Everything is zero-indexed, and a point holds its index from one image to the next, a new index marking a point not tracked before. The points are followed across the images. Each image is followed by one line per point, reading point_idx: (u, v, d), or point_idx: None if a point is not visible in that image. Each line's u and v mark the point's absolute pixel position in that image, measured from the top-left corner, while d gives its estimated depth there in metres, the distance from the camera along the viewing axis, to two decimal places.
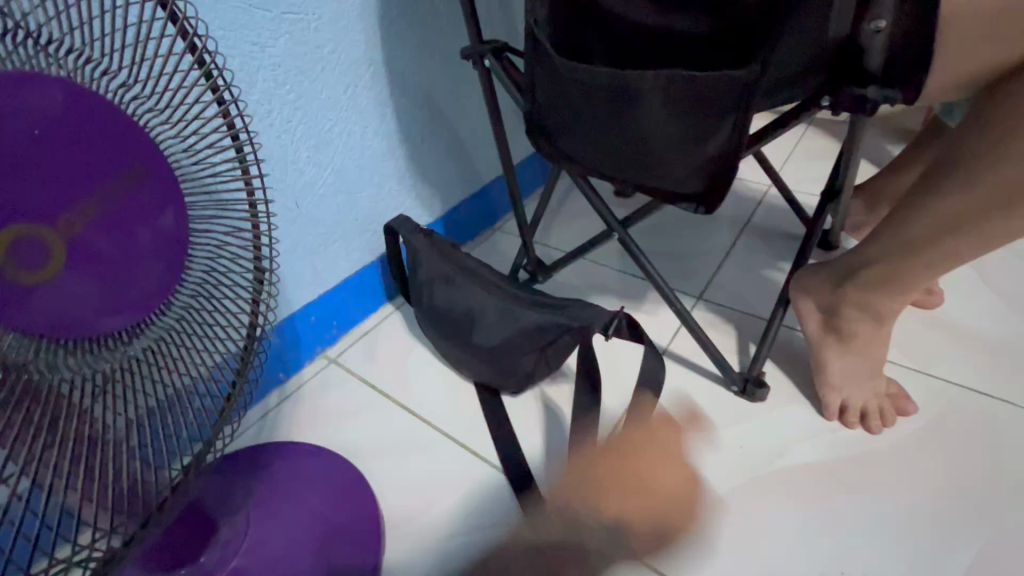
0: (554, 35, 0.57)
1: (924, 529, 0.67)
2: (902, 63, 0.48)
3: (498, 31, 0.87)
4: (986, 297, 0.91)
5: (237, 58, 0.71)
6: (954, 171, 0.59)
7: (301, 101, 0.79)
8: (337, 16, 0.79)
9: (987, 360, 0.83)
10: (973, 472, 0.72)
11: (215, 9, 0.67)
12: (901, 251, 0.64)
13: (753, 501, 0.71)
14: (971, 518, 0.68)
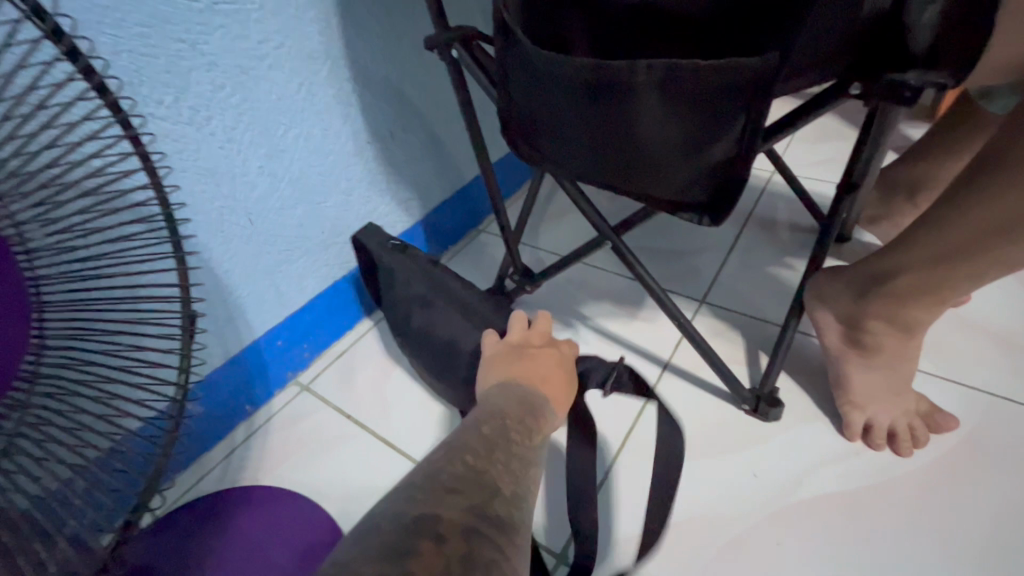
0: (529, 19, 0.47)
1: (963, 568, 0.60)
2: (951, 41, 0.40)
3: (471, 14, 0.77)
4: (1020, 294, 0.83)
5: (163, 59, 0.61)
6: (1008, 165, 0.50)
7: (246, 105, 0.69)
8: (283, 3, 0.69)
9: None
10: (1015, 498, 0.64)
11: (128, 1, 0.57)
12: (942, 257, 0.56)
13: (771, 540, 0.64)
14: (1016, 554, 0.60)
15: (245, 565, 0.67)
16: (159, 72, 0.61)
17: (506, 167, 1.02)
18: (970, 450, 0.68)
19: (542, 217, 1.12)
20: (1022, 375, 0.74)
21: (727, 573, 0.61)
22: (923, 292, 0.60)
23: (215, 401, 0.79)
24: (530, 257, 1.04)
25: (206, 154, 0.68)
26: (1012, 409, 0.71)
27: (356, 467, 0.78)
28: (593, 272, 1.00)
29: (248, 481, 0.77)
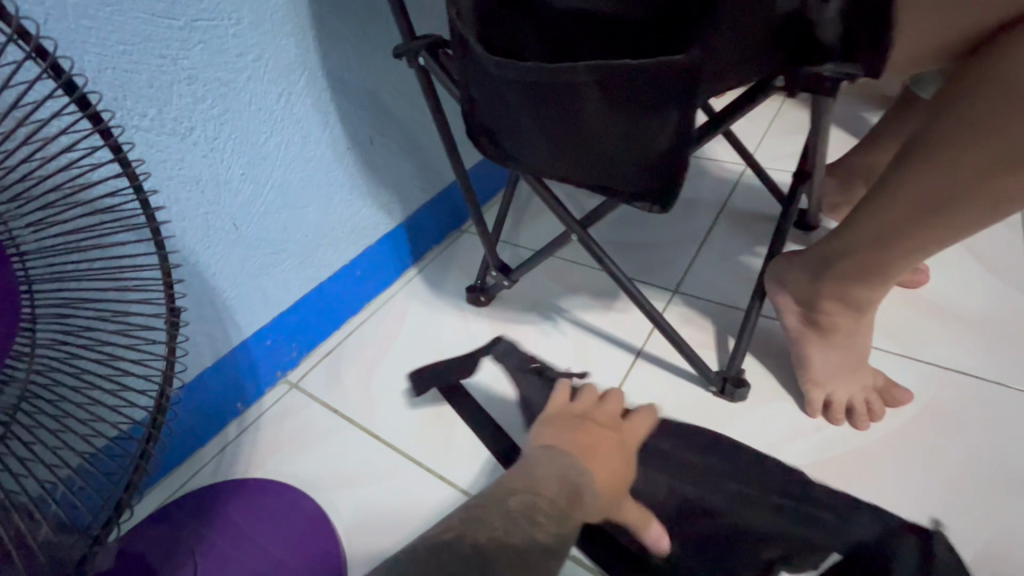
0: (480, 28, 0.51)
1: (918, 532, 0.62)
2: (859, 33, 0.43)
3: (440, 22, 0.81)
4: (975, 271, 0.86)
5: (146, 74, 0.65)
6: (930, 150, 0.53)
7: (227, 115, 0.73)
8: (260, 19, 0.73)
9: (977, 339, 0.78)
10: (966, 464, 0.67)
11: (110, 20, 0.61)
12: (878, 238, 0.60)
13: None
14: (965, 516, 0.63)
15: (235, 552, 0.71)
16: (142, 86, 0.65)
17: (482, 168, 1.06)
18: (925, 423, 0.71)
19: (521, 215, 1.16)
20: (977, 350, 0.76)
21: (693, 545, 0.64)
22: (872, 272, 0.63)
23: (206, 400, 0.82)
24: (509, 254, 1.08)
25: (190, 162, 0.72)
26: (964, 381, 0.74)
27: (343, 457, 0.81)
28: (570, 266, 1.03)
29: (239, 475, 0.81)
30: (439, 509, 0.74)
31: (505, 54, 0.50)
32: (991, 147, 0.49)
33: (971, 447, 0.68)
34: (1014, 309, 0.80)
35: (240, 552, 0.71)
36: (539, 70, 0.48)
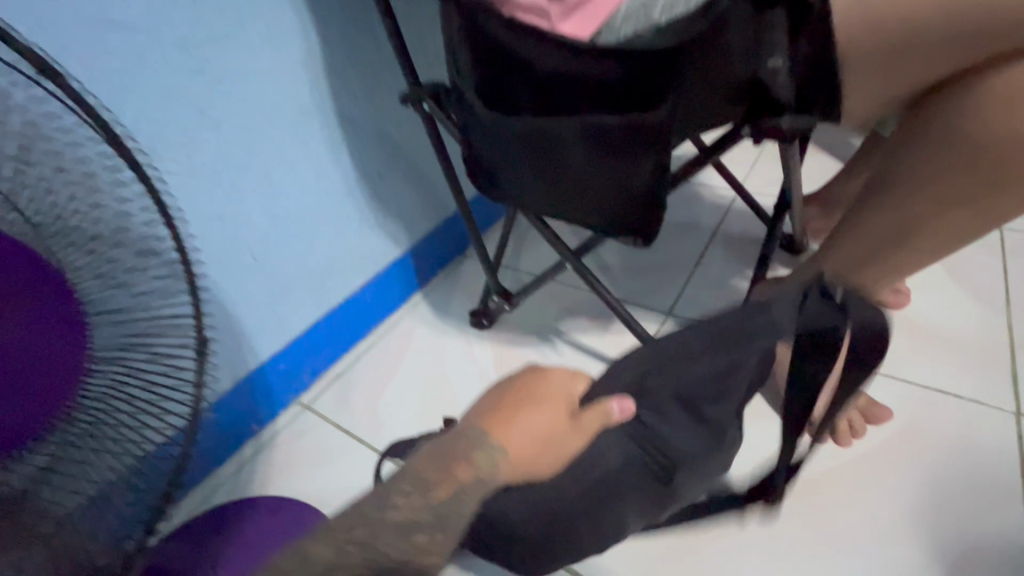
0: (476, 84, 0.57)
1: (898, 545, 0.66)
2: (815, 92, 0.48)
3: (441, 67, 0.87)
4: (953, 292, 0.90)
5: (175, 123, 0.71)
6: (889, 188, 0.59)
7: (246, 158, 0.79)
8: (278, 70, 0.79)
9: (955, 358, 0.81)
10: (944, 479, 0.70)
11: (146, 77, 0.68)
12: (850, 267, 0.64)
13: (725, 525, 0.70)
14: (942, 528, 0.67)
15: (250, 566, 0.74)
16: (172, 134, 0.72)
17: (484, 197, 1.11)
18: (905, 441, 0.74)
19: (521, 241, 1.21)
20: (955, 369, 0.80)
21: (685, 558, 0.68)
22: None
23: (224, 422, 0.87)
24: (510, 279, 1.13)
25: (215, 201, 0.78)
26: (942, 399, 0.78)
27: (354, 476, 0.85)
28: (568, 289, 1.08)
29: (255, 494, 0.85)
30: None
31: (499, 107, 0.56)
32: (940, 183, 0.55)
33: (948, 462, 0.72)
34: (990, 329, 0.84)
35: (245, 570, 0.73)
36: (528, 123, 0.54)
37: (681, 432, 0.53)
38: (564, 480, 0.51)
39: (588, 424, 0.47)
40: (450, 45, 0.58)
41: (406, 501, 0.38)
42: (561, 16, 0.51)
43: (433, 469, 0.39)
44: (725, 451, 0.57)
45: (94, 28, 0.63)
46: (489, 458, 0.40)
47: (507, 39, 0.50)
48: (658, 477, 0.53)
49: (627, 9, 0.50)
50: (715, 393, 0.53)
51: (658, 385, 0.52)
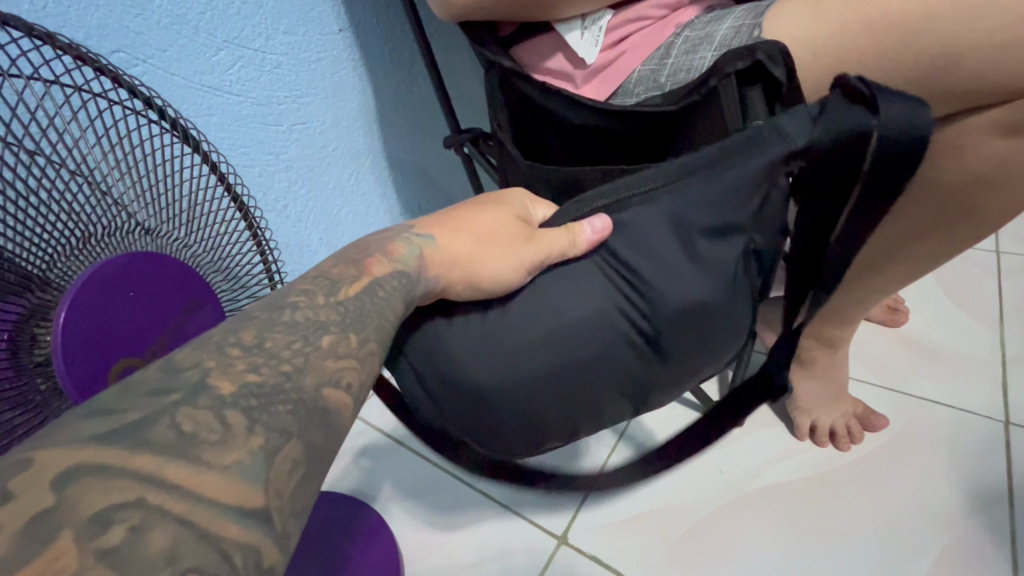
0: (518, 133, 0.66)
1: (893, 539, 0.71)
2: None
3: (464, 100, 0.97)
4: (948, 309, 0.95)
5: (258, 168, 0.79)
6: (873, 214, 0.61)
7: (312, 194, 0.88)
8: (340, 117, 0.86)
9: (949, 372, 0.86)
10: (939, 481, 0.75)
11: (233, 131, 0.74)
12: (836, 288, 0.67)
13: (730, 518, 0.76)
14: (932, 522, 0.72)
15: None
16: (255, 177, 0.80)
17: None
18: (903, 445, 0.79)
19: None
20: (948, 381, 0.85)
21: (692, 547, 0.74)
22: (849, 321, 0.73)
23: None
24: None
25: (282, 232, 0.88)
26: (937, 409, 0.83)
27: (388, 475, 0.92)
28: None
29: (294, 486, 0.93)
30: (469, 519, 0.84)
31: (537, 154, 0.65)
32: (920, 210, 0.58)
33: (941, 459, 0.77)
34: (982, 346, 0.89)
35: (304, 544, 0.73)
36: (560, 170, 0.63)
37: (660, 264, 0.45)
38: (544, 328, 0.44)
39: (541, 238, 0.44)
40: (492, 104, 0.66)
41: (318, 316, 0.32)
42: (582, 80, 0.61)
43: (345, 277, 0.36)
44: (723, 316, 0.48)
45: (192, 89, 0.69)
46: (410, 248, 0.40)
47: (542, 101, 0.59)
48: (641, 350, 0.47)
49: (639, 74, 0.59)
50: (729, 225, 0.45)
51: (649, 214, 0.45)
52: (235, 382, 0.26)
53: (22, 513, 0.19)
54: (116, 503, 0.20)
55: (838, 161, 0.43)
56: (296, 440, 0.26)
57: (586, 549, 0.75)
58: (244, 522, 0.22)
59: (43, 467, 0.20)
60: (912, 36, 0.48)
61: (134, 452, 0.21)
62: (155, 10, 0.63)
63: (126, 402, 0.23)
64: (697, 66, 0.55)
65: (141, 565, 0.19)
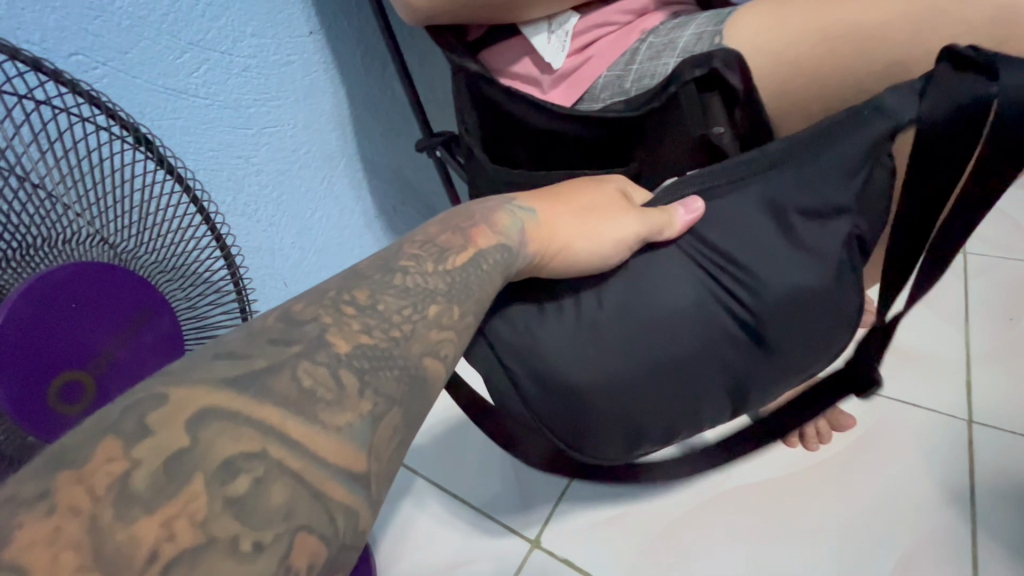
0: (484, 139, 0.66)
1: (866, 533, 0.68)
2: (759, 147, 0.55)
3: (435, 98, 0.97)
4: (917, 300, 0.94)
5: (225, 172, 0.78)
6: None
7: (282, 199, 0.87)
8: (312, 120, 0.85)
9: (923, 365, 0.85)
10: (916, 474, 0.73)
11: (199, 135, 0.73)
12: None
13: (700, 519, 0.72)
14: (908, 510, 0.70)
15: None
16: (222, 182, 0.78)
17: None
18: (869, 444, 0.76)
19: None
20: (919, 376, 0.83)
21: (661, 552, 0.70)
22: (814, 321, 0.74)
23: None
24: None
25: (253, 236, 0.86)
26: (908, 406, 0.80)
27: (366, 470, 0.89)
28: None
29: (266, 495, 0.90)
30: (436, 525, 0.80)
31: (503, 159, 0.65)
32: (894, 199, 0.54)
33: (908, 452, 0.75)
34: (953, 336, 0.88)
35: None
36: (525, 175, 0.64)
37: (765, 255, 0.44)
38: (636, 316, 0.43)
39: (642, 215, 0.44)
40: (460, 107, 0.66)
41: (427, 285, 0.34)
42: (549, 85, 0.62)
43: (453, 247, 0.37)
44: (822, 306, 0.45)
45: (155, 92, 0.67)
46: (512, 220, 0.41)
47: (510, 107, 0.59)
48: (738, 341, 0.45)
49: (605, 79, 0.59)
50: (831, 206, 0.44)
51: (743, 198, 0.45)
52: (351, 342, 0.30)
53: (161, 451, 0.23)
54: (243, 453, 0.24)
55: (950, 127, 0.42)
56: (396, 409, 0.30)
57: (557, 553, 0.71)
58: (350, 489, 0.26)
59: (177, 408, 0.24)
60: (863, 50, 0.49)
61: (259, 401, 0.26)
62: (115, 12, 0.62)
63: (254, 348, 0.28)
64: (661, 71, 0.55)
65: (260, 514, 0.23)
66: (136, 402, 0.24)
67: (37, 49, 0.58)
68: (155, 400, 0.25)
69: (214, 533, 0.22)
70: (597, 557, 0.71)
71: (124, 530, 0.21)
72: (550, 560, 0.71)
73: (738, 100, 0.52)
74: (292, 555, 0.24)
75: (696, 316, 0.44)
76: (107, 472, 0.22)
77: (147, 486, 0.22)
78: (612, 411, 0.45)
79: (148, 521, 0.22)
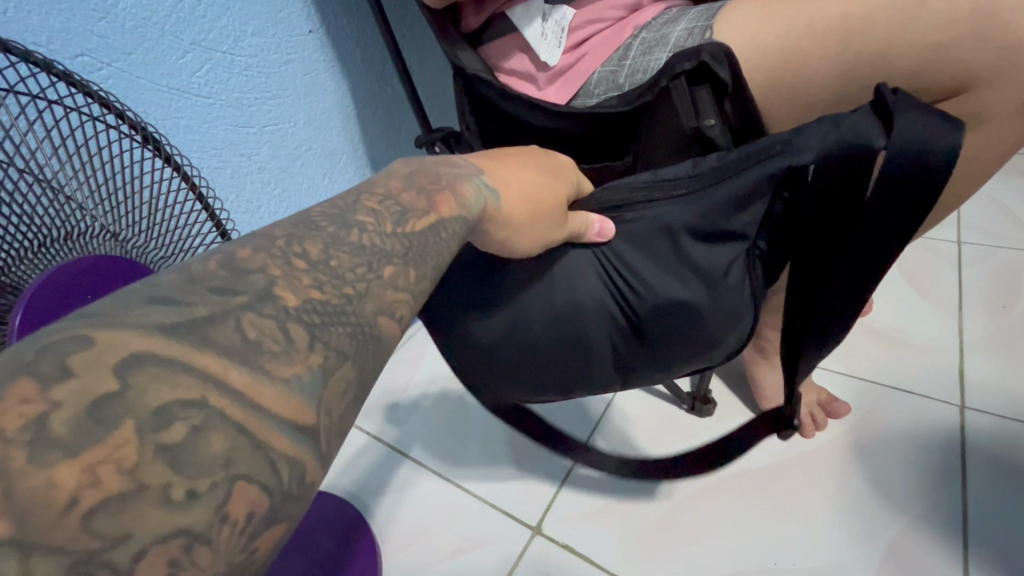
0: (482, 136, 0.67)
1: (868, 514, 0.69)
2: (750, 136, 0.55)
3: (433, 88, 0.97)
4: (902, 292, 0.95)
5: (229, 168, 0.79)
6: None
7: (286, 195, 0.88)
8: (312, 119, 0.87)
9: (912, 354, 0.85)
10: (917, 459, 0.73)
11: (203, 133, 0.74)
12: None
13: (700, 502, 0.72)
14: (909, 491, 0.70)
15: None
16: (226, 179, 0.79)
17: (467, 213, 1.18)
18: (859, 433, 0.76)
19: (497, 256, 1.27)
20: (908, 367, 0.84)
21: (663, 539, 0.69)
22: None
23: None
24: None
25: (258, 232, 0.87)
26: (897, 394, 0.80)
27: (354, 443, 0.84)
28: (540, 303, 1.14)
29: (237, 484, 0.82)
30: (434, 501, 0.76)
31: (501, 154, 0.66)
32: None
33: (894, 440, 0.75)
34: (942, 326, 0.88)
35: (292, 546, 0.68)
36: None
37: (659, 267, 0.45)
38: (547, 305, 0.45)
39: (570, 221, 0.42)
40: (460, 106, 0.66)
41: (382, 244, 0.26)
42: (545, 82, 0.63)
43: (415, 208, 0.29)
44: (708, 320, 0.46)
45: (160, 92, 0.68)
46: (479, 196, 0.33)
47: (505, 107, 0.61)
48: (628, 339, 0.47)
49: (600, 75, 0.60)
50: (727, 233, 0.44)
51: (648, 216, 0.45)
52: (301, 297, 0.21)
53: (86, 394, 0.16)
54: (180, 400, 0.17)
55: (834, 174, 0.39)
56: (351, 362, 0.22)
57: (562, 538, 0.70)
58: (302, 444, 0.19)
59: (107, 349, 0.17)
60: (850, 37, 0.50)
61: (197, 347, 0.18)
62: (119, 14, 0.62)
63: (192, 294, 0.19)
64: (653, 67, 0.56)
65: (200, 465, 0.16)
66: (55, 339, 0.16)
67: (45, 51, 0.58)
68: (73, 341, 0.16)
69: (146, 480, 0.16)
70: (603, 546, 0.69)
71: (40, 475, 0.14)
72: (550, 547, 0.70)
73: (728, 92, 0.52)
74: (231, 502, 0.17)
75: (589, 314, 0.46)
76: (17, 415, 0.15)
77: (72, 431, 0.15)
78: (520, 374, 0.48)
79: (70, 467, 0.15)
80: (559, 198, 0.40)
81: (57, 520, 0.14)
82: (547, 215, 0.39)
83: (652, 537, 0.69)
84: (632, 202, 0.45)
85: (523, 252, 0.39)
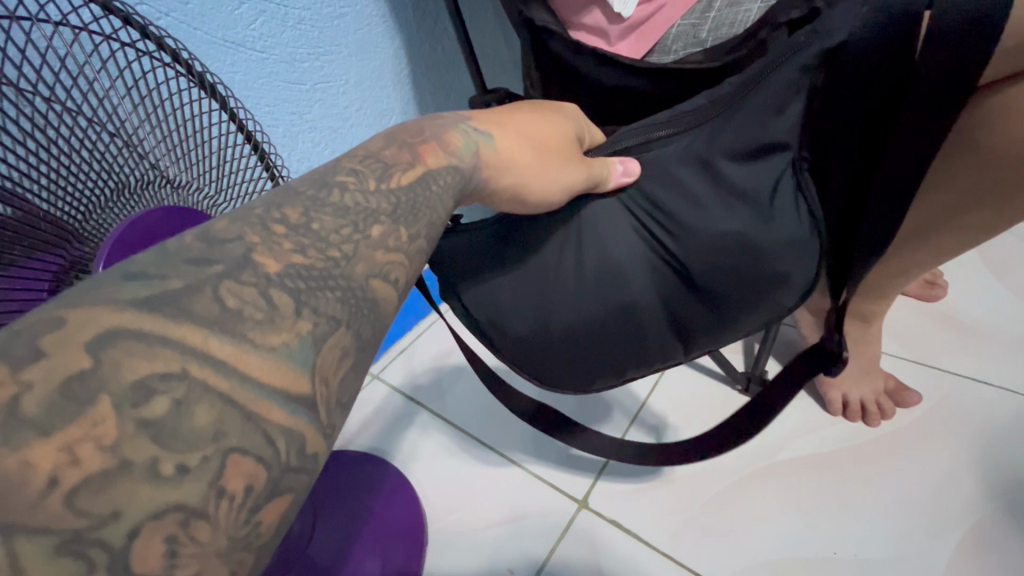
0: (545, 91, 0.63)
1: (944, 516, 0.63)
2: None
3: (486, 37, 0.92)
4: (974, 272, 0.86)
5: (280, 128, 0.79)
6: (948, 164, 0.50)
7: (336, 156, 0.88)
8: (362, 77, 0.85)
9: (990, 341, 0.77)
10: (997, 456, 0.66)
11: (255, 89, 0.74)
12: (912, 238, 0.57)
13: (757, 492, 0.68)
14: (983, 487, 0.64)
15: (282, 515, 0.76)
16: (278, 138, 0.80)
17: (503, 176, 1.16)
18: (933, 426, 0.70)
19: None
20: (986, 356, 0.76)
21: (710, 523, 0.66)
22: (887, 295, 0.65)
23: None
24: None
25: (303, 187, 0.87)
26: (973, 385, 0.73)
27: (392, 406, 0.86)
28: None
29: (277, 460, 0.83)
30: (485, 463, 0.77)
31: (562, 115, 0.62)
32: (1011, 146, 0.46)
33: (971, 430, 0.69)
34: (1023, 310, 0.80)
35: (339, 501, 0.71)
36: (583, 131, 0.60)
37: (699, 207, 0.42)
38: (583, 261, 0.44)
39: (589, 166, 0.40)
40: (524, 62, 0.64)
41: (367, 203, 0.25)
42: (617, 36, 0.57)
43: (399, 162, 0.28)
44: (769, 247, 0.41)
45: (216, 45, 0.67)
46: (467, 141, 0.33)
47: (574, 62, 0.57)
48: (682, 292, 0.44)
49: (678, 29, 0.54)
50: (769, 144, 0.40)
51: (667, 155, 0.43)
52: (282, 261, 0.20)
53: (57, 373, 0.15)
54: (158, 372, 0.16)
55: (882, 53, 0.36)
56: (345, 329, 0.21)
57: (607, 512, 0.69)
58: (297, 414, 0.19)
59: (79, 327, 0.16)
60: None
61: (173, 320, 0.17)
62: None
63: (166, 266, 0.19)
64: (741, 19, 0.51)
65: (186, 438, 0.16)
66: (30, 317, 0.16)
67: None
68: (42, 322, 0.16)
69: (128, 456, 0.15)
70: (648, 521, 0.68)
71: (12, 457, 0.14)
72: (598, 521, 0.69)
73: None
74: (226, 477, 0.16)
75: (630, 266, 0.44)
76: None
77: (44, 410, 0.14)
78: (567, 345, 0.46)
79: (41, 446, 0.14)
80: (567, 143, 0.39)
81: (35, 504, 0.14)
82: (558, 160, 0.38)
83: (699, 520, 0.67)
84: (643, 142, 0.44)
85: (539, 203, 0.38)
